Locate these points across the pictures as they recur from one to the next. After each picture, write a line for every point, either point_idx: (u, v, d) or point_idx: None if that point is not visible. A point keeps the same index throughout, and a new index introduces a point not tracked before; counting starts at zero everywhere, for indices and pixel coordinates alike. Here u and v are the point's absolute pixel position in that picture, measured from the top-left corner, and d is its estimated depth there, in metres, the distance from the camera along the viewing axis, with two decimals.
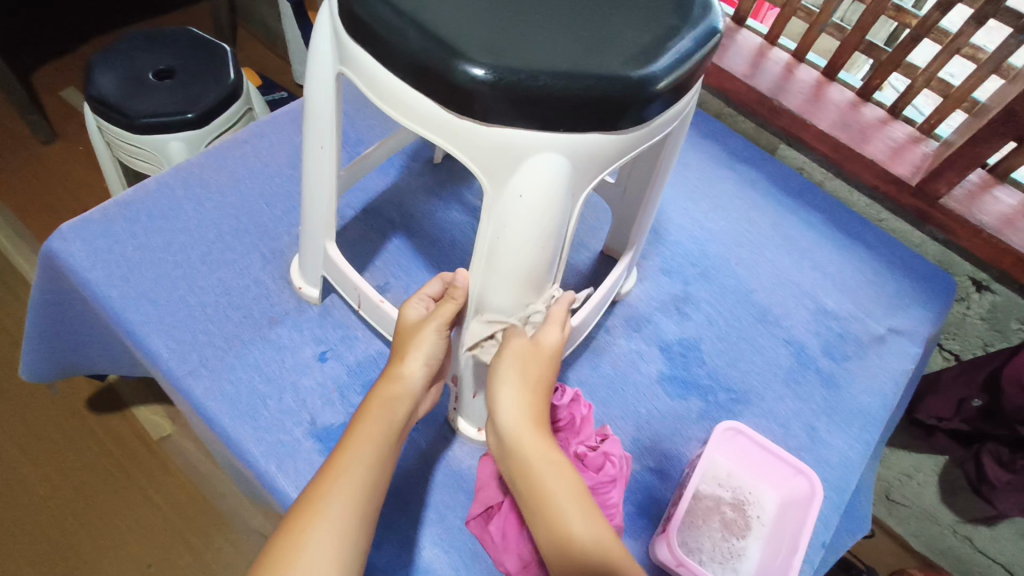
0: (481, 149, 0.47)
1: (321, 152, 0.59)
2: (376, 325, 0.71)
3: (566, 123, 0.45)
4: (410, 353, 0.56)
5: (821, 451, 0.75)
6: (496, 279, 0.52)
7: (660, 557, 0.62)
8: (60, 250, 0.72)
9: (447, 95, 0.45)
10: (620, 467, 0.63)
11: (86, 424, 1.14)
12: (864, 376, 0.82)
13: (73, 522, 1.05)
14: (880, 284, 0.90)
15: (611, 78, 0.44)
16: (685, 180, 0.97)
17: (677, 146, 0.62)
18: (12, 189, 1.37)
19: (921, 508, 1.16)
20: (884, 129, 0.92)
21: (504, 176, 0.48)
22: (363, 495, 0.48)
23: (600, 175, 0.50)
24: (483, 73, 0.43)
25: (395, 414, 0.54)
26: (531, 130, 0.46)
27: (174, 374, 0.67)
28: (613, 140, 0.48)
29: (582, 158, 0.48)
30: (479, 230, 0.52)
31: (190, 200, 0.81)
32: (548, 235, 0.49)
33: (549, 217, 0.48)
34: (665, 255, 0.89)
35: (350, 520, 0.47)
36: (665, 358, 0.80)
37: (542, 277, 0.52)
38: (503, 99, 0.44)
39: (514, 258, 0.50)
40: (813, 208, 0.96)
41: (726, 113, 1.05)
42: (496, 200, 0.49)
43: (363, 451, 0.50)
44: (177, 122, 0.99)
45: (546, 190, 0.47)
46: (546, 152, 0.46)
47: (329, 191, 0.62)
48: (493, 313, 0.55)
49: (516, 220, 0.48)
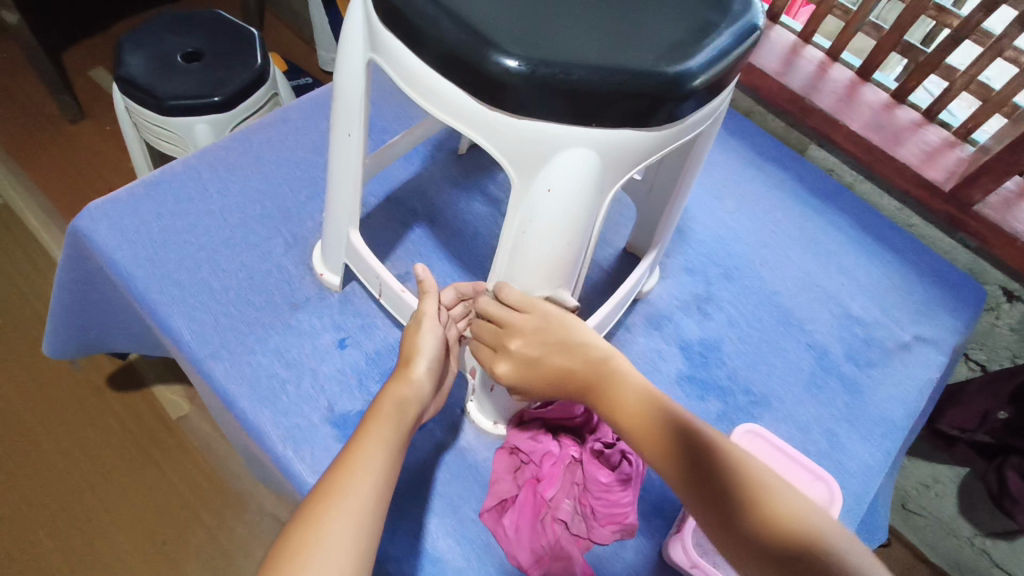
0: (511, 141, 0.47)
1: (348, 140, 0.59)
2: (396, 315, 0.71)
3: (599, 118, 0.45)
4: (414, 356, 0.59)
5: (841, 459, 0.74)
6: (520, 272, 0.52)
7: (675, 559, 0.62)
8: (87, 229, 0.73)
9: (479, 87, 0.44)
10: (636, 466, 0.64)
11: (106, 399, 1.16)
12: (887, 384, 0.80)
13: (92, 496, 1.07)
14: (908, 290, 0.88)
15: (646, 74, 0.44)
16: (711, 178, 0.96)
17: (708, 145, 0.61)
18: (40, 166, 1.39)
19: (938, 520, 1.13)
20: (917, 132, 0.90)
21: (533, 169, 0.47)
22: (375, 493, 0.48)
23: (630, 172, 0.49)
24: (517, 65, 0.42)
25: (405, 415, 0.54)
26: (563, 124, 0.45)
27: (195, 355, 0.68)
28: (645, 137, 0.47)
29: (613, 155, 0.47)
30: (505, 223, 0.51)
31: (215, 183, 0.81)
32: (575, 231, 0.49)
33: (577, 212, 0.48)
34: (687, 254, 0.88)
35: (361, 519, 0.46)
36: (685, 357, 0.79)
37: (567, 272, 0.52)
38: (536, 93, 0.43)
39: (539, 253, 0.50)
40: (841, 210, 0.94)
41: (756, 111, 1.04)
42: (524, 193, 0.48)
43: (375, 449, 0.50)
44: (203, 105, 0.99)
45: (575, 184, 0.47)
46: (576, 147, 0.46)
47: (355, 179, 0.62)
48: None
49: (544, 214, 0.48)
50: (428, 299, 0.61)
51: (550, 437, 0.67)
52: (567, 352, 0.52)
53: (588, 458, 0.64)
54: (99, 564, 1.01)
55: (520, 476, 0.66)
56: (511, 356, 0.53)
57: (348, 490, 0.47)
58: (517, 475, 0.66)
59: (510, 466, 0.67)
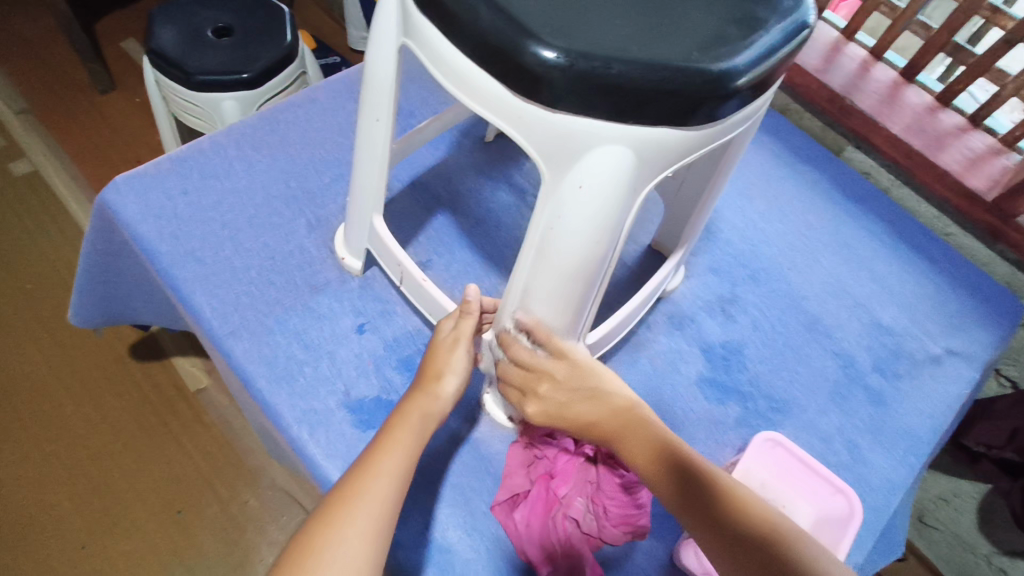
0: (544, 135, 0.45)
1: (376, 125, 0.58)
2: (416, 303, 0.70)
3: (636, 115, 0.43)
4: (445, 370, 0.60)
5: (862, 472, 0.72)
6: (546, 269, 0.51)
7: (686, 564, 0.61)
8: (115, 203, 0.73)
9: (515, 78, 0.43)
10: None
11: (127, 368, 1.18)
12: (914, 398, 0.78)
13: (110, 462, 1.09)
14: (943, 302, 0.86)
15: (688, 71, 0.42)
16: (743, 176, 0.93)
17: (743, 146, 0.59)
18: (71, 135, 1.41)
19: (954, 535, 1.10)
20: (962, 138, 0.87)
21: (564, 164, 0.46)
22: (390, 501, 0.49)
23: (665, 171, 0.47)
24: (555, 56, 0.41)
25: (427, 429, 0.56)
26: (598, 119, 0.44)
27: (216, 333, 0.68)
28: (682, 136, 0.46)
29: (648, 153, 0.45)
30: (532, 219, 0.50)
31: (242, 161, 0.81)
32: (604, 230, 0.47)
33: (608, 210, 0.46)
34: (714, 253, 0.86)
35: (374, 523, 0.48)
36: (706, 360, 0.77)
37: (593, 272, 0.51)
38: (572, 86, 0.42)
39: (566, 252, 0.49)
40: (876, 215, 0.91)
41: (792, 109, 1.01)
42: (554, 188, 0.47)
43: (394, 457, 0.52)
44: (232, 81, 0.99)
45: (607, 182, 0.45)
46: (611, 144, 0.44)
47: (381, 165, 0.62)
48: (537, 305, 0.54)
49: (573, 211, 0.47)
50: (467, 321, 0.61)
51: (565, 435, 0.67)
52: (599, 404, 0.56)
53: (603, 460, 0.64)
54: (116, 530, 1.03)
55: (533, 471, 0.65)
56: (541, 401, 0.57)
57: (365, 494, 0.49)
58: (531, 470, 0.65)
59: (523, 461, 0.66)
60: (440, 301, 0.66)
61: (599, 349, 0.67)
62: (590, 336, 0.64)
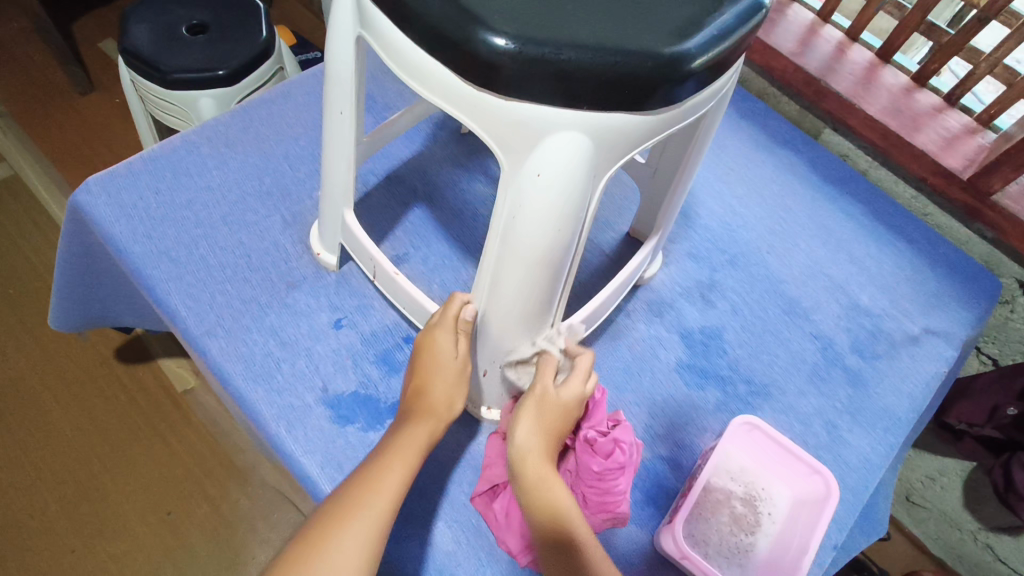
0: (501, 124, 0.45)
1: (340, 118, 0.58)
2: (390, 297, 0.70)
3: (591, 101, 0.43)
4: (427, 385, 0.59)
5: (841, 452, 0.73)
6: (512, 259, 0.51)
7: (664, 548, 0.62)
8: (86, 204, 0.73)
9: (468, 68, 0.43)
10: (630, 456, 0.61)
11: (113, 370, 1.17)
12: (892, 378, 0.78)
13: (99, 465, 1.09)
14: (921, 282, 0.86)
15: (640, 55, 0.42)
16: (720, 162, 0.93)
17: (712, 130, 0.59)
18: (50, 137, 1.40)
19: (941, 512, 1.12)
20: (937, 117, 0.87)
21: (523, 152, 0.46)
22: (391, 504, 0.50)
23: (625, 156, 0.47)
24: (505, 43, 0.41)
25: (428, 440, 0.57)
26: (553, 106, 0.44)
27: (192, 333, 0.68)
28: (639, 120, 0.46)
29: (606, 140, 0.45)
30: (495, 207, 0.50)
31: (215, 159, 0.81)
32: (565, 218, 0.47)
33: (569, 196, 0.46)
34: (693, 239, 0.86)
35: (373, 528, 0.48)
36: (685, 346, 0.77)
37: (558, 261, 0.51)
38: (526, 74, 0.42)
39: (529, 240, 0.49)
40: (854, 197, 0.91)
41: (769, 93, 1.01)
42: (513, 176, 0.47)
43: (394, 465, 0.53)
44: (207, 79, 0.98)
45: (566, 169, 0.45)
46: (567, 130, 0.44)
47: (349, 159, 0.61)
48: (505, 297, 0.54)
49: (533, 200, 0.46)
50: (440, 333, 0.60)
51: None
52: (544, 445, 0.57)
53: (580, 448, 0.62)
54: (106, 532, 1.04)
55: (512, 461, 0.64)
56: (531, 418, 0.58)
57: (366, 498, 0.50)
58: (510, 460, 0.64)
59: (502, 451, 0.64)
60: (414, 294, 0.66)
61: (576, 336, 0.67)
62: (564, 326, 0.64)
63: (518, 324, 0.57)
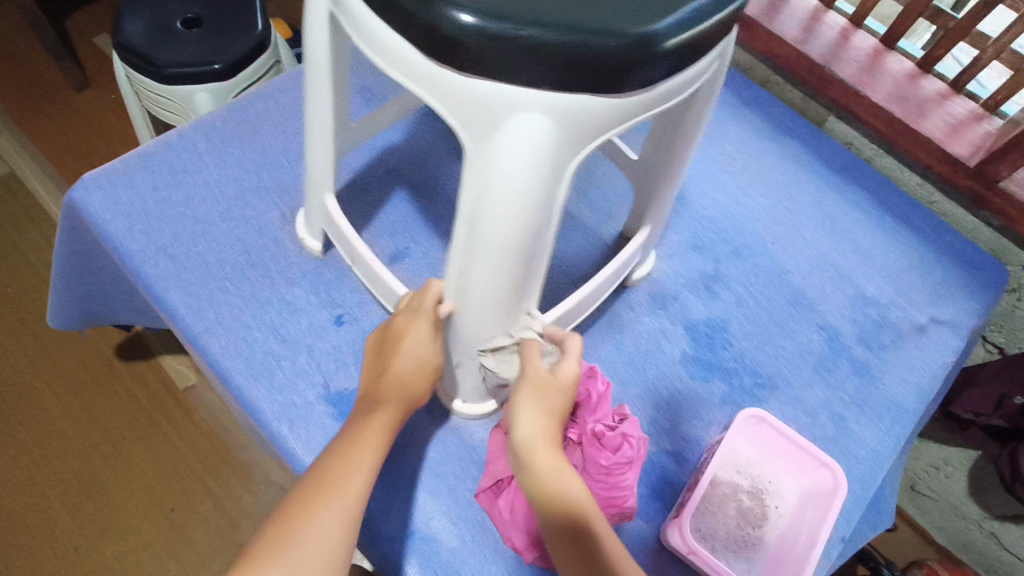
0: (463, 104, 0.44)
1: (317, 102, 0.57)
2: (368, 284, 0.70)
3: (556, 82, 0.42)
4: (397, 366, 0.58)
5: (848, 444, 0.72)
6: (479, 245, 0.49)
7: (671, 544, 0.61)
8: (82, 201, 0.72)
9: (433, 45, 0.43)
10: (636, 450, 0.60)
11: (114, 368, 1.17)
12: (899, 368, 0.78)
13: (101, 463, 1.08)
14: (927, 271, 0.85)
15: (605, 35, 0.42)
16: (723, 151, 0.92)
17: (702, 117, 0.58)
18: (45, 135, 1.39)
19: (946, 502, 1.12)
20: (943, 104, 0.86)
21: (486, 133, 0.45)
22: (364, 482, 0.49)
23: (593, 142, 0.46)
24: (469, 19, 0.41)
25: (397, 419, 0.55)
26: (517, 86, 0.43)
27: (190, 331, 0.67)
28: (606, 103, 0.45)
29: (572, 122, 0.44)
30: (462, 194, 0.48)
31: (212, 154, 0.79)
32: (531, 203, 0.46)
33: (535, 180, 0.45)
34: (696, 229, 0.85)
35: (346, 507, 0.47)
36: (690, 338, 0.76)
37: (528, 249, 0.49)
38: (491, 52, 0.41)
39: (495, 225, 0.47)
40: (860, 185, 0.90)
41: (772, 81, 1.00)
42: (477, 159, 0.46)
43: (364, 444, 0.51)
44: (203, 73, 0.97)
45: (529, 151, 0.44)
46: (530, 111, 0.43)
47: (328, 140, 0.61)
48: (476, 285, 0.53)
49: (497, 183, 0.45)
50: (422, 322, 0.58)
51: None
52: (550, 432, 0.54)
53: (587, 442, 0.61)
54: (110, 531, 1.03)
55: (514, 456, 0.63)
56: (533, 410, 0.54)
57: (336, 477, 0.48)
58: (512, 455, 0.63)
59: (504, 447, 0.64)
60: (391, 282, 0.66)
61: (566, 326, 0.66)
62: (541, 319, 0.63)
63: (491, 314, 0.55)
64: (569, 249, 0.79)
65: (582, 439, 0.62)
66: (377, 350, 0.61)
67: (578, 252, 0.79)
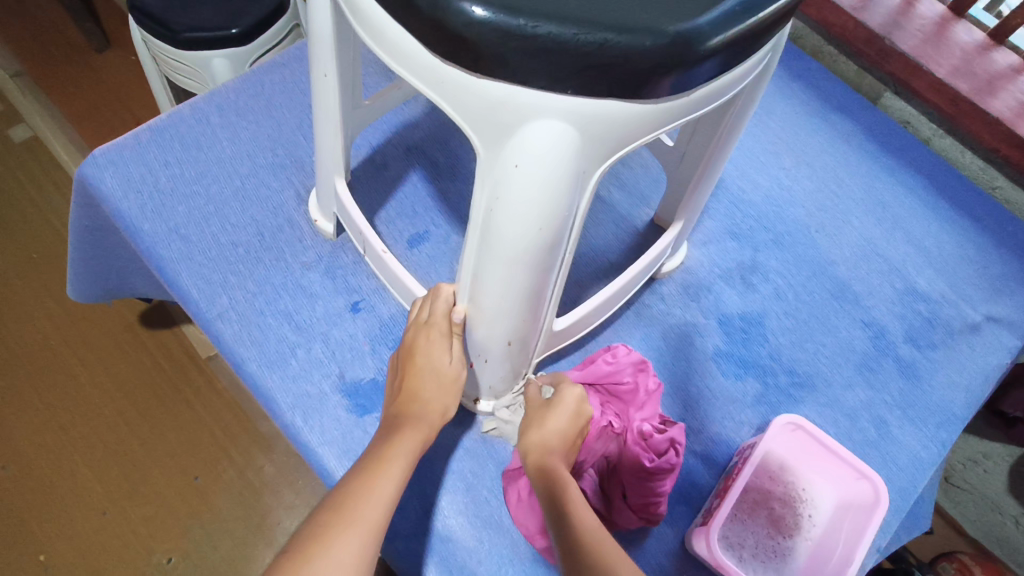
0: (474, 106, 0.40)
1: (325, 80, 0.53)
2: (381, 273, 0.68)
3: (579, 86, 0.37)
4: (417, 386, 0.56)
5: (889, 450, 0.68)
6: (491, 257, 0.45)
7: (697, 551, 0.59)
8: (93, 177, 0.69)
9: (439, 41, 0.38)
10: (679, 458, 0.58)
11: (137, 337, 1.17)
12: (949, 370, 0.72)
13: (125, 430, 1.09)
14: (984, 264, 0.79)
15: (638, 33, 0.36)
16: (767, 129, 0.85)
17: (748, 110, 0.52)
18: (67, 98, 1.37)
19: (982, 496, 1.06)
20: (1016, 80, 0.78)
21: (498, 139, 0.40)
22: (379, 524, 0.45)
23: (620, 149, 0.41)
24: (479, 12, 0.35)
25: (416, 454, 0.52)
26: (534, 88, 0.38)
27: (204, 316, 0.65)
28: (635, 109, 0.40)
29: (596, 130, 0.39)
30: (474, 200, 0.44)
31: (226, 128, 0.76)
32: (548, 217, 0.41)
33: (552, 193, 0.40)
34: (734, 215, 0.80)
35: (360, 550, 0.43)
36: (723, 333, 0.72)
37: (544, 264, 0.45)
38: (506, 52, 0.36)
39: (509, 239, 0.43)
40: (915, 169, 0.84)
41: (824, 52, 0.92)
42: (490, 166, 0.41)
43: (382, 483, 0.48)
44: (220, 38, 0.93)
45: (547, 160, 0.39)
46: (547, 117, 0.38)
47: (336, 123, 0.57)
48: (488, 297, 0.49)
49: (510, 196, 0.41)
50: (435, 335, 0.56)
51: (591, 402, 0.63)
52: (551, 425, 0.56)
53: (631, 440, 0.59)
54: (135, 496, 1.05)
55: None
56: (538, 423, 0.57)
57: (352, 517, 0.45)
58: None
59: None
60: (404, 278, 0.63)
61: (591, 321, 0.63)
62: (558, 323, 0.59)
63: (504, 325, 0.51)
64: (598, 236, 0.75)
65: (624, 434, 0.60)
66: (395, 369, 0.60)
67: (606, 238, 0.74)
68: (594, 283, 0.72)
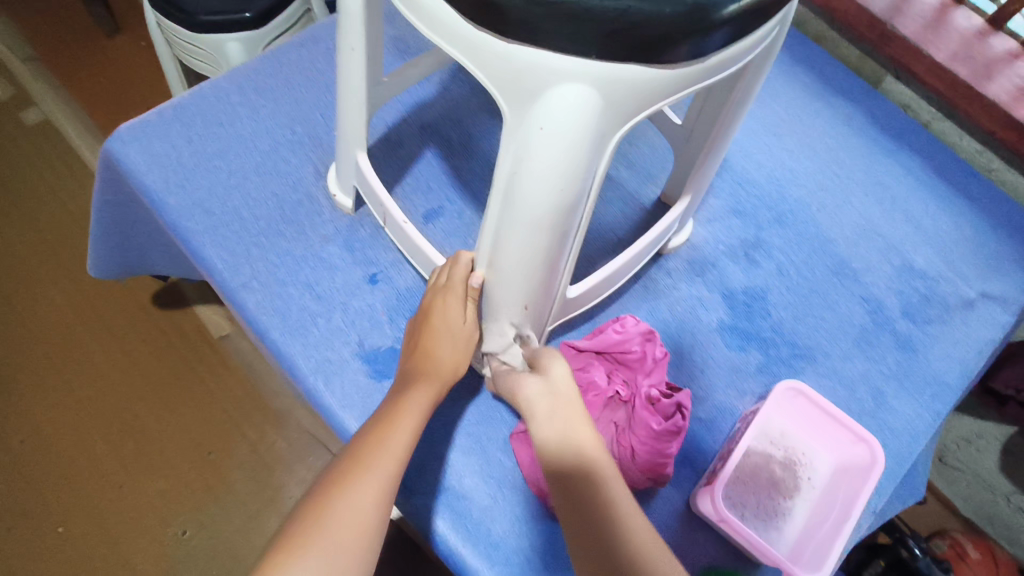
0: (503, 71, 0.42)
1: (351, 54, 0.55)
2: (399, 245, 0.70)
3: (601, 50, 0.40)
4: (434, 347, 0.59)
5: (885, 418, 0.71)
6: (513, 219, 0.48)
7: (702, 512, 0.62)
8: (119, 151, 0.71)
9: (469, 8, 0.40)
10: (685, 421, 0.61)
11: (151, 315, 1.19)
12: (944, 343, 0.75)
13: (140, 406, 1.12)
14: (979, 244, 0.81)
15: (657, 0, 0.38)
16: (771, 111, 0.88)
17: (756, 83, 0.55)
18: (79, 82, 1.39)
19: (975, 474, 1.09)
20: (1013, 64, 0.80)
21: (525, 102, 0.42)
22: (392, 474, 0.48)
23: (637, 115, 0.44)
24: None
25: (427, 410, 0.54)
26: (559, 53, 0.40)
27: (228, 285, 0.68)
28: (653, 75, 0.42)
29: (616, 95, 0.42)
30: (498, 163, 0.47)
31: (246, 106, 0.78)
32: (569, 178, 0.44)
33: (574, 155, 0.43)
34: (738, 193, 0.82)
35: (373, 498, 0.46)
36: (727, 306, 0.75)
37: (562, 226, 0.48)
38: (533, 17, 0.38)
39: (532, 201, 0.45)
40: (914, 151, 0.86)
41: (827, 37, 0.94)
42: (516, 129, 0.44)
43: (394, 436, 0.50)
44: (234, 21, 0.95)
45: (570, 122, 0.42)
46: (571, 81, 0.41)
47: (359, 97, 0.59)
48: (508, 260, 0.51)
49: (534, 157, 0.43)
50: (452, 299, 0.59)
51: (600, 370, 0.65)
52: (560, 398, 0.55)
53: (638, 404, 0.61)
54: (151, 470, 1.08)
55: None
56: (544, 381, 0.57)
57: (367, 467, 0.47)
58: None
59: None
60: (423, 247, 0.66)
61: (600, 292, 0.66)
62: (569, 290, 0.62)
63: (521, 288, 0.54)
64: (606, 213, 0.77)
65: (632, 399, 0.62)
66: (412, 333, 0.63)
67: (614, 215, 0.77)
68: (603, 257, 0.74)
